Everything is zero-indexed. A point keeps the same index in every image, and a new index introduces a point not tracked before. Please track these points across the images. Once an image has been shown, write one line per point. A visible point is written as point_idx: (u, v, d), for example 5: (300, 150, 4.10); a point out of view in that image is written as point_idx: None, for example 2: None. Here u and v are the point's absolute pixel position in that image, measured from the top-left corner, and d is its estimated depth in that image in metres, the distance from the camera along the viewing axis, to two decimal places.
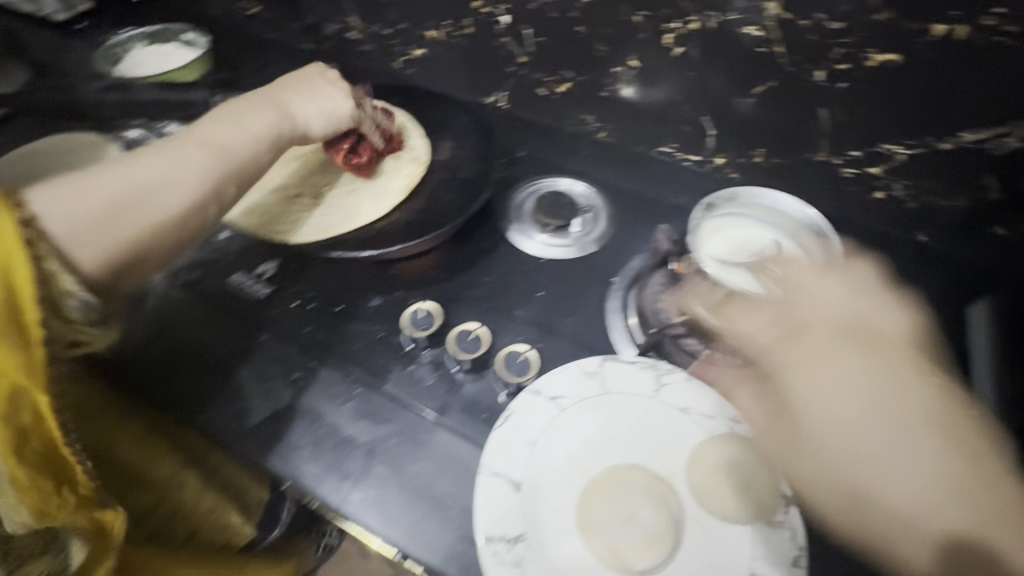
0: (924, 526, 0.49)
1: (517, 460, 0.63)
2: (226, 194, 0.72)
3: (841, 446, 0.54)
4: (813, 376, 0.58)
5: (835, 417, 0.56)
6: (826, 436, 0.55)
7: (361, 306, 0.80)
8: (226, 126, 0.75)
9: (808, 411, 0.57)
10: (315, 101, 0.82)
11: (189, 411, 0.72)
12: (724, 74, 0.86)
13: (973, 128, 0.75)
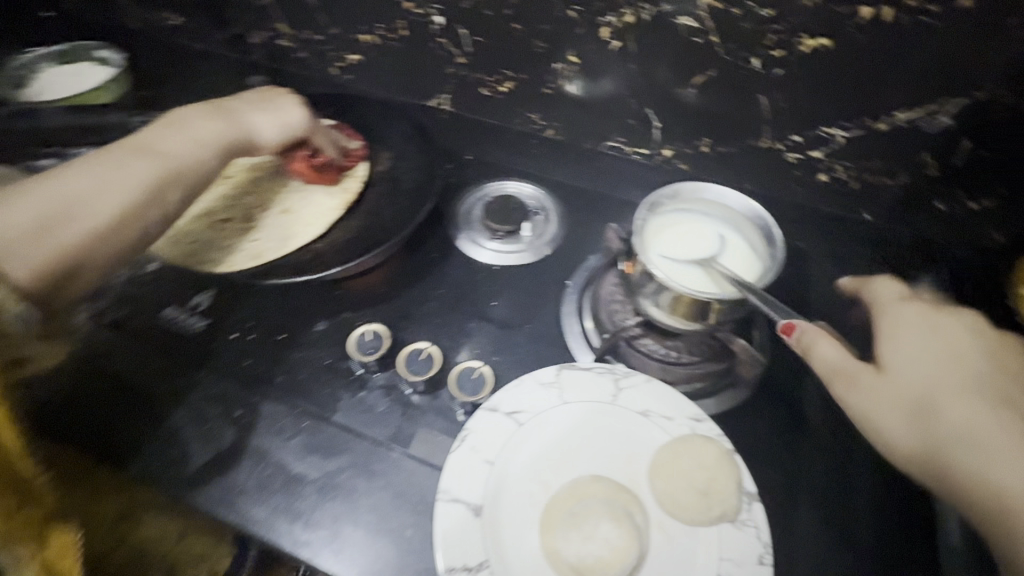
0: (1008, 464, 0.52)
1: (475, 483, 0.60)
2: (171, 199, 0.69)
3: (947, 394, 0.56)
4: (915, 341, 0.60)
5: (935, 368, 0.58)
6: (934, 385, 0.57)
7: (305, 332, 0.76)
8: (169, 133, 0.72)
9: (907, 365, 0.59)
10: (271, 113, 0.79)
11: (121, 462, 0.67)
12: (664, 66, 0.84)
13: (906, 108, 0.75)
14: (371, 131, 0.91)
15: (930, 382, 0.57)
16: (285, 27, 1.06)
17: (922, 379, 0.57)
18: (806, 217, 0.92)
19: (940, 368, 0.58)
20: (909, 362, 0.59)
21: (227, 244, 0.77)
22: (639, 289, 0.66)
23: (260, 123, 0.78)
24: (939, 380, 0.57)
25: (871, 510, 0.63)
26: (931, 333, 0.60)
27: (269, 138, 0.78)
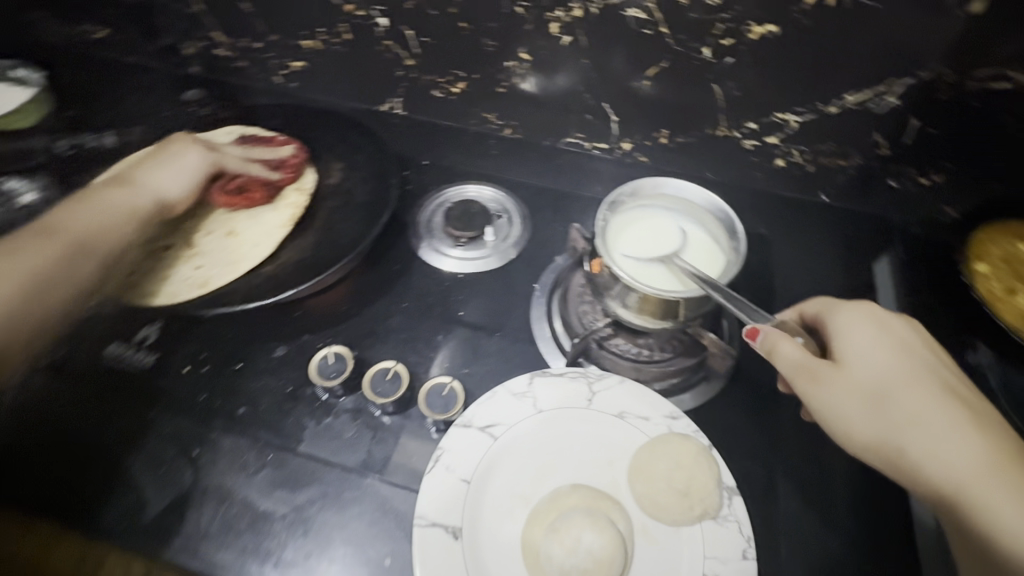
0: (969, 459, 0.50)
1: (453, 504, 0.58)
2: (82, 277, 0.65)
3: (907, 386, 0.54)
4: (868, 334, 0.57)
5: (893, 359, 0.56)
6: (894, 378, 0.55)
7: (264, 359, 0.72)
8: (73, 212, 0.69)
9: (864, 357, 0.56)
10: (171, 165, 0.75)
11: (61, 519, 0.61)
12: (617, 59, 0.83)
13: (855, 90, 0.76)
14: (320, 142, 0.87)
15: (890, 374, 0.55)
16: (221, 36, 1.00)
17: (882, 370, 0.55)
18: (766, 203, 0.93)
19: (897, 358, 0.56)
20: (868, 354, 0.56)
21: (174, 274, 0.73)
22: (606, 290, 0.65)
23: (161, 179, 0.74)
24: (898, 372, 0.55)
25: (848, 493, 0.63)
26: (886, 323, 0.58)
27: (179, 192, 0.75)
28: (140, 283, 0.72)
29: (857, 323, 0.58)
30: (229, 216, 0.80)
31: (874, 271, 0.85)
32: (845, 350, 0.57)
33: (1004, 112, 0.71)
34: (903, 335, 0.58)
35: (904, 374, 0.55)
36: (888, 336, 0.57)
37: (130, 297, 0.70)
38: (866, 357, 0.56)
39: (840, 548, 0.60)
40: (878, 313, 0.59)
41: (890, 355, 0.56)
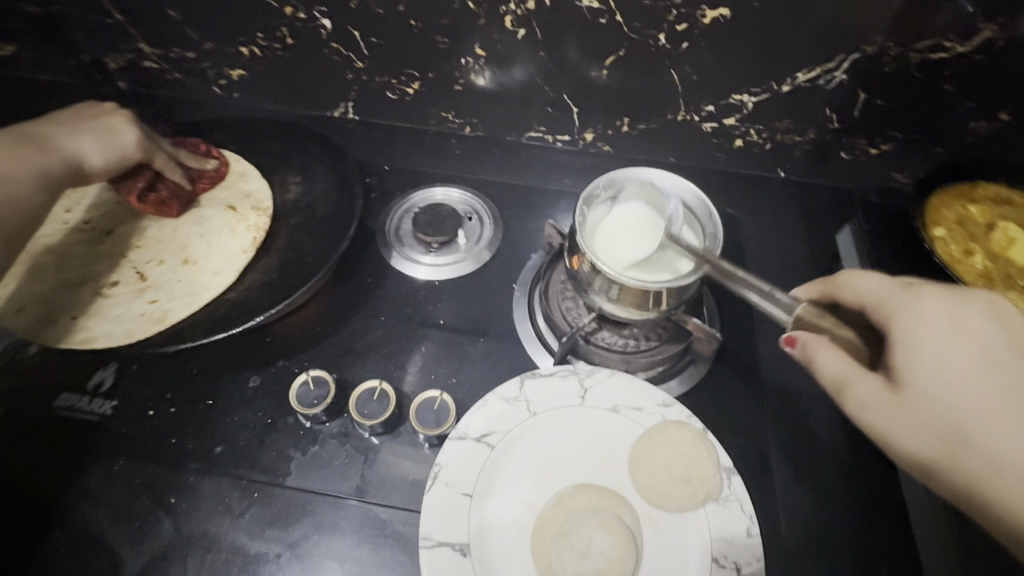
0: None
1: (457, 520, 0.56)
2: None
3: (999, 408, 0.40)
4: (942, 339, 0.43)
5: (976, 371, 0.41)
6: (980, 398, 0.41)
7: (237, 392, 0.68)
8: None
9: (933, 371, 0.42)
10: (94, 134, 0.69)
11: None
12: (573, 49, 0.82)
13: (806, 68, 0.78)
14: (273, 155, 0.83)
15: (966, 391, 0.41)
16: (149, 48, 0.93)
17: (962, 388, 0.41)
18: (728, 182, 0.95)
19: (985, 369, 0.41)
20: (943, 365, 0.42)
21: (124, 313, 0.67)
22: (588, 285, 0.64)
23: (82, 148, 0.67)
24: (984, 391, 0.41)
25: (836, 458, 0.65)
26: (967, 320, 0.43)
27: (101, 166, 0.68)
28: (87, 325, 0.66)
29: (925, 323, 0.44)
30: (179, 244, 0.75)
31: (837, 243, 0.89)
32: (907, 362, 0.43)
33: (944, 79, 0.75)
34: (992, 335, 0.43)
35: (994, 393, 0.41)
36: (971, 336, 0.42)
37: (76, 343, 0.64)
38: (941, 372, 0.42)
39: (835, 513, 0.62)
40: (955, 306, 0.45)
41: (974, 367, 0.42)
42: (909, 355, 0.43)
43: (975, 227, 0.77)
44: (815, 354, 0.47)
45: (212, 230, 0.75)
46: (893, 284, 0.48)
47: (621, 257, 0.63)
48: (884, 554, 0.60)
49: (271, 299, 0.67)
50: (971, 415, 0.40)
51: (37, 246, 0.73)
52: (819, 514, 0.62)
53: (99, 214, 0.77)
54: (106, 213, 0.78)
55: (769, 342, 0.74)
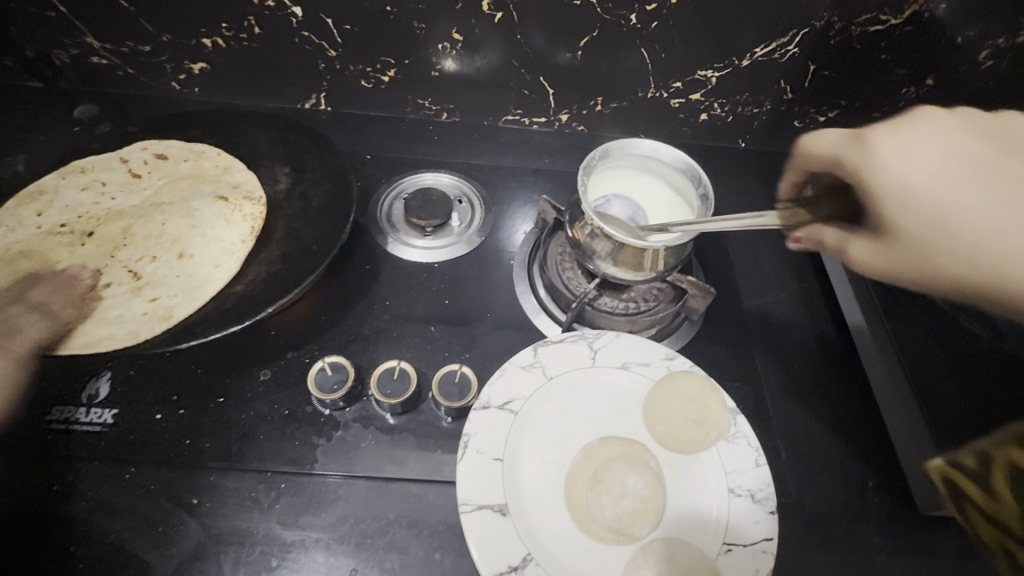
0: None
1: (493, 484, 0.58)
2: None
3: (954, 210, 0.43)
4: (901, 154, 0.47)
5: (933, 175, 0.45)
6: (941, 203, 0.44)
7: (247, 388, 0.66)
8: None
9: (901, 180, 0.46)
10: None
11: None
12: (547, 32, 0.85)
13: (762, 44, 0.85)
14: (256, 150, 0.81)
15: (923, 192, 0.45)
16: (97, 42, 0.86)
17: (914, 207, 0.45)
18: (695, 155, 1.02)
19: (941, 166, 0.45)
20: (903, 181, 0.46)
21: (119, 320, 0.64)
22: (594, 252, 0.67)
23: None
24: (931, 184, 0.45)
25: (819, 392, 0.73)
26: (919, 134, 0.48)
27: None
28: (83, 330, 0.62)
29: (876, 161, 0.48)
30: (171, 243, 0.73)
31: None
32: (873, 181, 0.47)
33: (882, 50, 0.84)
34: (952, 136, 0.47)
35: (953, 183, 0.44)
36: (918, 148, 0.46)
37: (75, 348, 0.60)
38: (898, 192, 0.46)
39: (825, 439, 0.70)
40: (902, 130, 0.49)
41: (917, 173, 0.45)
42: (874, 185, 0.47)
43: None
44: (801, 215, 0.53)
45: (205, 223, 0.74)
46: (845, 141, 0.52)
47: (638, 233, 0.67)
48: (868, 469, 0.67)
49: (278, 290, 0.66)
50: (930, 211, 0.44)
51: (10, 252, 0.69)
52: (811, 442, 0.69)
53: (76, 217, 0.74)
54: (83, 215, 0.74)
55: (750, 295, 0.81)
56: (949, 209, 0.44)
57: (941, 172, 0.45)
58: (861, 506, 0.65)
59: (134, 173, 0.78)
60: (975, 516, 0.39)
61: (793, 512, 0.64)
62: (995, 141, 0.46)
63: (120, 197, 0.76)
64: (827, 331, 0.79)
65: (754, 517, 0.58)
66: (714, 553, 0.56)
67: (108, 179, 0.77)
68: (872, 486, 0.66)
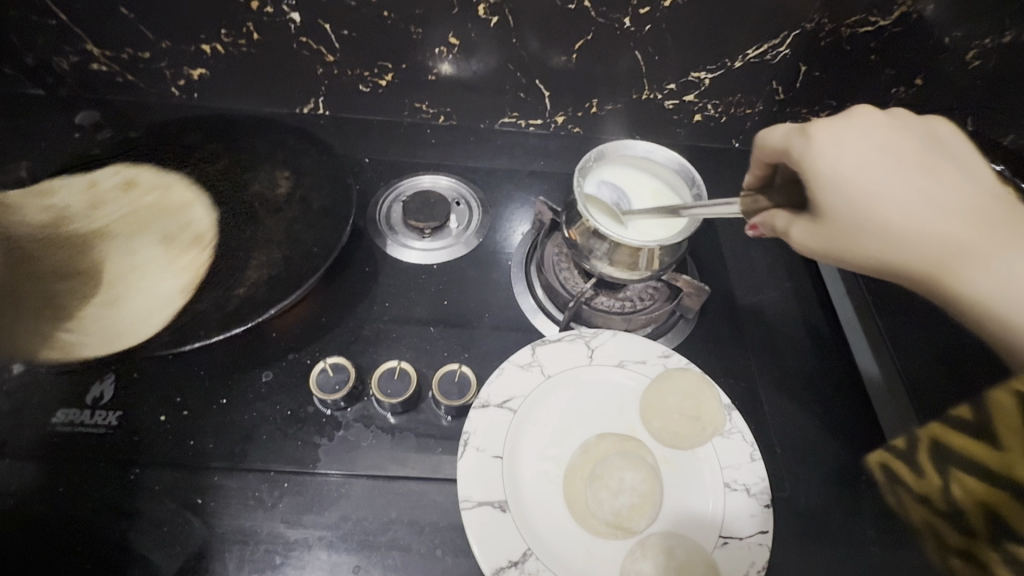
0: (954, 242, 0.45)
1: (492, 481, 0.59)
2: None
3: (881, 197, 0.47)
4: (841, 148, 0.49)
5: (866, 170, 0.48)
6: (871, 191, 0.47)
7: (250, 389, 0.67)
8: None
9: (839, 171, 0.48)
10: None
11: None
12: (543, 36, 0.86)
13: (754, 46, 0.86)
14: (256, 155, 0.82)
15: (857, 186, 0.48)
16: (97, 48, 0.87)
17: (848, 194, 0.48)
18: (690, 155, 1.03)
19: (871, 157, 0.48)
20: (840, 175, 0.48)
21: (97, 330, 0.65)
22: (590, 251, 0.68)
23: None
24: (863, 172, 0.48)
25: (813, 387, 0.74)
26: (855, 125, 0.50)
27: None
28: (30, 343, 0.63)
29: (818, 149, 0.50)
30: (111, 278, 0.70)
31: None
32: (816, 171, 0.49)
33: (871, 51, 0.85)
34: (880, 128, 0.50)
35: (882, 177, 0.48)
36: (855, 141, 0.49)
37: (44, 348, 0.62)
38: (834, 181, 0.48)
39: (819, 434, 0.71)
40: (841, 121, 0.51)
41: (851, 162, 0.48)
42: (816, 173, 0.49)
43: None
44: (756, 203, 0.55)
45: (179, 245, 0.74)
46: (790, 129, 0.54)
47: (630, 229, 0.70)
48: (862, 462, 0.69)
49: (280, 293, 0.67)
50: (862, 200, 0.47)
51: None
52: (806, 437, 0.70)
53: (38, 229, 0.74)
54: (34, 235, 0.73)
55: (744, 293, 0.82)
56: (876, 196, 0.47)
57: (872, 162, 0.48)
58: (855, 500, 0.66)
59: (99, 198, 0.77)
60: (972, 483, 0.43)
61: (789, 506, 0.65)
62: (914, 133, 0.51)
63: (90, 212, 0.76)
64: (820, 328, 0.80)
65: (749, 511, 0.59)
66: (711, 546, 0.58)
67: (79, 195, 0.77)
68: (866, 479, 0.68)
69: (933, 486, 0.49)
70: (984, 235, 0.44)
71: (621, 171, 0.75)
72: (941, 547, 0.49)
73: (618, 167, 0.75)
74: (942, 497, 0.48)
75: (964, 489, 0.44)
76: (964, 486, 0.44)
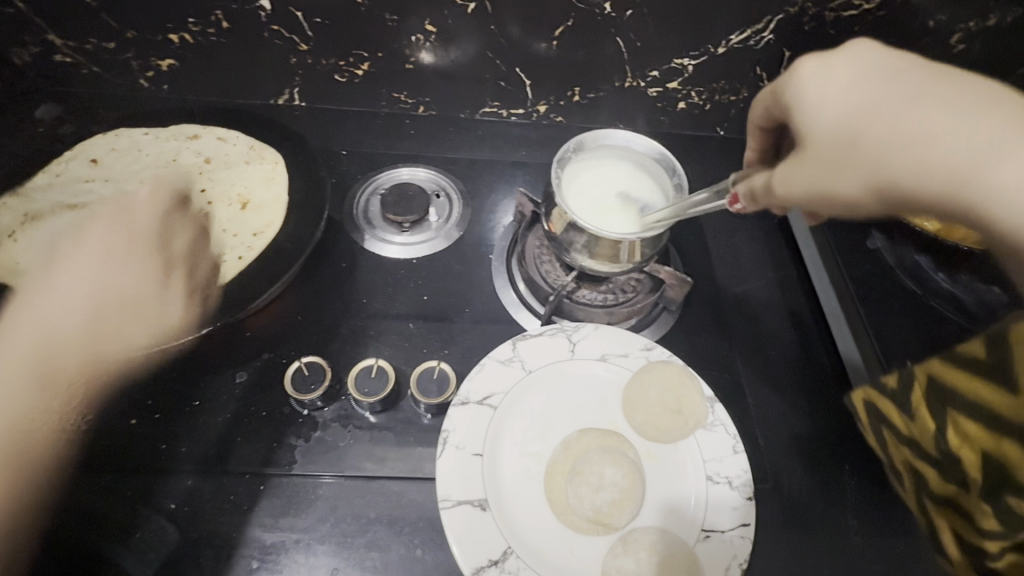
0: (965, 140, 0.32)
1: (472, 480, 0.58)
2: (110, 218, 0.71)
3: (872, 105, 0.36)
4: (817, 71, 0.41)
5: (851, 85, 0.38)
6: (860, 106, 0.37)
7: (225, 390, 0.66)
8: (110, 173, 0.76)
9: (814, 97, 0.40)
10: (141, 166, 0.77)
11: None
12: (522, 22, 0.84)
13: (738, 31, 0.85)
14: (227, 152, 0.80)
15: (840, 109, 0.38)
16: (61, 39, 0.84)
17: (834, 112, 0.38)
18: (674, 144, 1.01)
19: (865, 70, 0.38)
20: (818, 99, 0.40)
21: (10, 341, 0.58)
22: (569, 244, 0.66)
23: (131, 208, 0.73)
24: (855, 89, 0.38)
25: (795, 378, 0.74)
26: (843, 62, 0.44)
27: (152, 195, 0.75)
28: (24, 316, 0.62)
29: (801, 75, 0.42)
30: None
31: None
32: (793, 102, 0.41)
33: (855, 35, 0.84)
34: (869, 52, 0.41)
35: (863, 93, 0.37)
36: (840, 62, 0.40)
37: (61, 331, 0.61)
38: (815, 106, 0.40)
39: (802, 424, 0.70)
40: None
41: (841, 81, 0.39)
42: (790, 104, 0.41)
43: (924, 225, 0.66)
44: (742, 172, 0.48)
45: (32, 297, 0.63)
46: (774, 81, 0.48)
47: (613, 217, 0.69)
48: (843, 451, 0.69)
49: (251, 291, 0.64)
50: (851, 119, 0.37)
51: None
52: (788, 427, 0.70)
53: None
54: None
55: (728, 283, 0.82)
56: (861, 110, 0.37)
57: (867, 74, 0.38)
58: (838, 490, 0.66)
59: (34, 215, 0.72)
60: (971, 426, 0.41)
61: (772, 497, 0.65)
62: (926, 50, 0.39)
63: (19, 242, 0.70)
64: (803, 317, 0.79)
65: (731, 503, 0.59)
66: (693, 540, 0.57)
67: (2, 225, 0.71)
68: (848, 469, 0.68)
69: (923, 429, 0.46)
70: (1023, 123, 0.30)
71: (601, 160, 0.74)
72: (919, 490, 0.48)
73: (599, 155, 0.74)
74: (935, 444, 0.45)
75: (958, 434, 0.42)
76: (956, 432, 0.42)
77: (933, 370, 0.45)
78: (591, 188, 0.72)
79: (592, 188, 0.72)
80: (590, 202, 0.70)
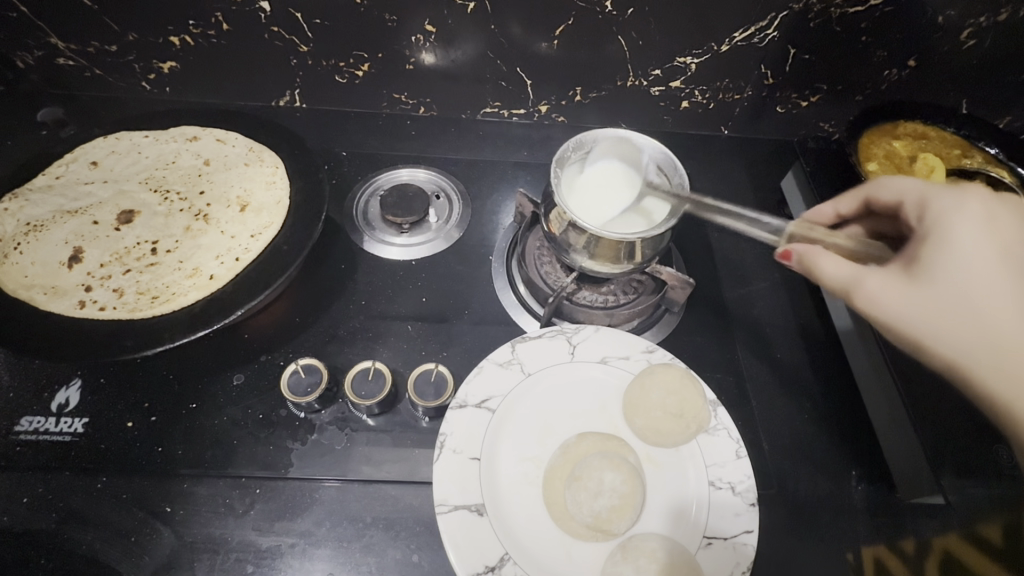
0: None
1: (469, 485, 0.57)
2: (135, 212, 0.74)
3: (1001, 287, 0.45)
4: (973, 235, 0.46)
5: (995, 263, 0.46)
6: (993, 276, 0.45)
7: (221, 393, 0.65)
8: (124, 164, 0.77)
9: (959, 260, 0.46)
10: (152, 153, 0.79)
11: None
12: (523, 21, 0.83)
13: (741, 28, 0.83)
14: (225, 154, 0.79)
15: (980, 279, 0.45)
16: (62, 43, 0.84)
17: (969, 277, 0.45)
18: (677, 143, 1.00)
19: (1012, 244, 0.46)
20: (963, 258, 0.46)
21: (15, 339, 0.58)
22: (569, 245, 0.66)
23: (147, 198, 0.76)
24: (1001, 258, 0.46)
25: (800, 381, 0.72)
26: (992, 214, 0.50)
27: (167, 184, 0.77)
28: (51, 301, 0.63)
29: (959, 211, 0.48)
30: (16, 284, 0.63)
31: (783, 187, 0.95)
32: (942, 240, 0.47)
33: (862, 32, 0.82)
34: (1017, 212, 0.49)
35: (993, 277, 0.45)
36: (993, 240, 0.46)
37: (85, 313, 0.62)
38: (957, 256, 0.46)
39: (807, 430, 0.69)
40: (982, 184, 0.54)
41: (990, 256, 0.46)
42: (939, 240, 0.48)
43: (937, 146, 0.81)
44: (815, 262, 0.52)
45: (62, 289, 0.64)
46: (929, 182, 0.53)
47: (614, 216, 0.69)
48: (851, 456, 0.67)
49: (247, 293, 0.63)
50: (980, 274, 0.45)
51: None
52: (794, 432, 0.69)
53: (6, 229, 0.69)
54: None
55: (731, 285, 0.80)
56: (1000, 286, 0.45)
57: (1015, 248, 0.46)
58: (844, 497, 0.65)
59: (44, 218, 0.72)
60: None
61: (776, 502, 0.64)
62: None
63: (29, 249, 0.68)
64: (809, 319, 0.78)
65: (735, 509, 0.57)
66: (694, 547, 0.56)
67: (5, 231, 0.69)
68: (855, 475, 0.66)
69: None
70: None
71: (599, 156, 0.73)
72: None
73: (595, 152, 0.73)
74: None
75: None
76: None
77: (951, 547, 0.59)
78: (591, 187, 0.71)
79: (593, 187, 0.71)
80: (591, 203, 0.70)
